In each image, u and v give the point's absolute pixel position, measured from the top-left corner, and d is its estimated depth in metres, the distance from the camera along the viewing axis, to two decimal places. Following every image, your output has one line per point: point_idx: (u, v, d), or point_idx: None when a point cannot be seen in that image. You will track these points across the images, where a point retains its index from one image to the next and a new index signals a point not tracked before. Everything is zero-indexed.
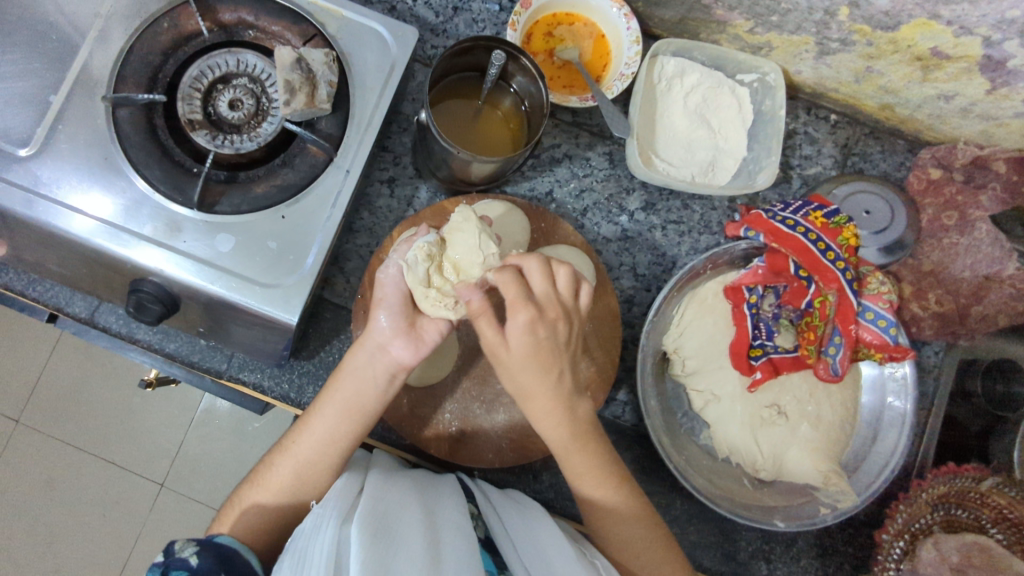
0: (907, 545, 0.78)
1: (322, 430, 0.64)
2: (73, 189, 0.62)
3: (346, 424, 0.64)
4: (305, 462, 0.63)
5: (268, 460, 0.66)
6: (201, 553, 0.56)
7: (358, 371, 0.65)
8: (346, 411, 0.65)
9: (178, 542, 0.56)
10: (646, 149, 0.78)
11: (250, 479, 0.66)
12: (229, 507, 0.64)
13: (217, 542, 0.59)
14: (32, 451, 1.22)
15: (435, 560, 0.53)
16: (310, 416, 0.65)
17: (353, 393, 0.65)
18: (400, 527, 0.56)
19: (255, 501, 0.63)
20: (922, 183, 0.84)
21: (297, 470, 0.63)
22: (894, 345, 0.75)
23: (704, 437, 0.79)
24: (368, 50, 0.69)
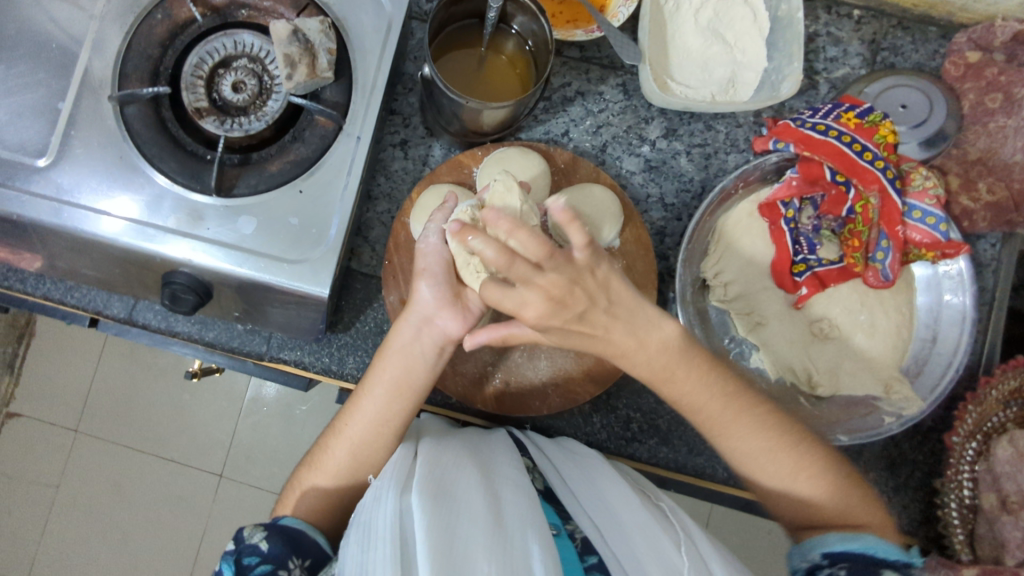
0: (980, 445, 0.77)
1: (372, 410, 0.63)
2: (95, 191, 0.62)
3: (397, 402, 0.64)
4: (360, 442, 0.63)
5: (323, 443, 0.66)
6: (271, 537, 0.57)
7: (404, 344, 0.64)
8: (396, 390, 0.64)
9: (247, 528, 0.58)
10: (662, 75, 0.74)
11: (306, 461, 0.67)
12: (288, 493, 0.65)
13: (283, 525, 0.60)
14: (100, 455, 1.28)
15: (498, 520, 0.54)
16: (360, 398, 0.65)
17: (401, 370, 0.64)
18: (459, 490, 0.56)
19: (313, 482, 0.64)
20: (959, 69, 0.79)
21: (352, 451, 0.63)
22: (946, 241, 0.72)
23: (755, 360, 0.77)
24: (363, 11, 0.67)
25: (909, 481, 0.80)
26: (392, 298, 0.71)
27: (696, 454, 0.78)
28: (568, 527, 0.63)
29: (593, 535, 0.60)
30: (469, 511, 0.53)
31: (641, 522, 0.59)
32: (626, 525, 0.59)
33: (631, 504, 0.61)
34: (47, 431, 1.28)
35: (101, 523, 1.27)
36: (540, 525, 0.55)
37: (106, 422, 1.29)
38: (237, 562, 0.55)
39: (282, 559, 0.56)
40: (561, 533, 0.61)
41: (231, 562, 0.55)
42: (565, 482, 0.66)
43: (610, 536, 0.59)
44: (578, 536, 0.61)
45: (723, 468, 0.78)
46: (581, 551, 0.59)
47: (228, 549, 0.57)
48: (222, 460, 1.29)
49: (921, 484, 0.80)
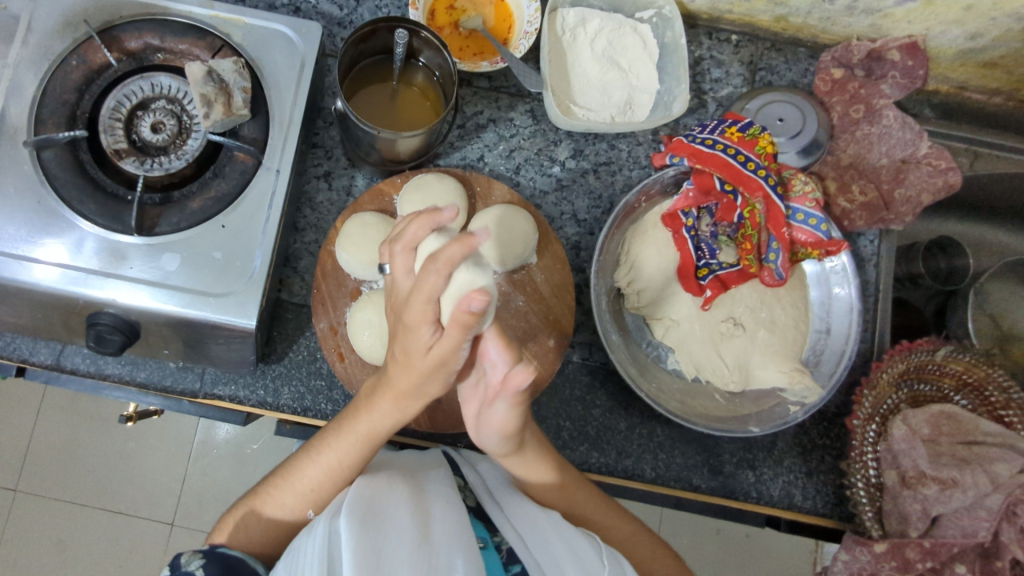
0: (880, 427, 0.83)
1: (333, 458, 0.64)
2: (15, 238, 0.63)
3: (360, 454, 0.64)
4: (312, 492, 0.65)
5: (269, 479, 0.67)
6: (208, 564, 0.60)
7: (375, 411, 0.62)
8: (360, 442, 0.64)
9: (185, 555, 0.60)
10: (565, 99, 0.80)
11: (249, 493, 0.67)
12: (230, 514, 0.66)
13: (222, 554, 0.62)
14: (40, 514, 1.26)
15: (425, 537, 0.56)
16: (317, 451, 0.65)
17: (367, 424, 0.63)
18: (388, 511, 0.58)
19: (254, 514, 0.65)
20: (827, 85, 0.89)
21: (303, 499, 0.65)
22: (828, 240, 0.79)
23: (671, 361, 0.83)
24: (275, 51, 0.70)
25: (819, 466, 0.84)
26: (322, 325, 0.72)
27: (625, 456, 0.81)
28: (494, 539, 0.68)
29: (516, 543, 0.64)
30: (398, 528, 0.56)
31: (561, 530, 0.64)
32: (546, 531, 0.64)
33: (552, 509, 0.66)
34: None
35: None
36: (466, 541, 0.58)
37: (46, 480, 1.26)
38: None
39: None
40: (488, 546, 0.66)
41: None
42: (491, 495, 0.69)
43: (534, 546, 0.63)
44: (504, 546, 0.66)
45: (650, 468, 0.81)
46: (506, 561, 0.65)
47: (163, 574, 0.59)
48: (173, 508, 1.28)
49: (830, 467, 0.84)
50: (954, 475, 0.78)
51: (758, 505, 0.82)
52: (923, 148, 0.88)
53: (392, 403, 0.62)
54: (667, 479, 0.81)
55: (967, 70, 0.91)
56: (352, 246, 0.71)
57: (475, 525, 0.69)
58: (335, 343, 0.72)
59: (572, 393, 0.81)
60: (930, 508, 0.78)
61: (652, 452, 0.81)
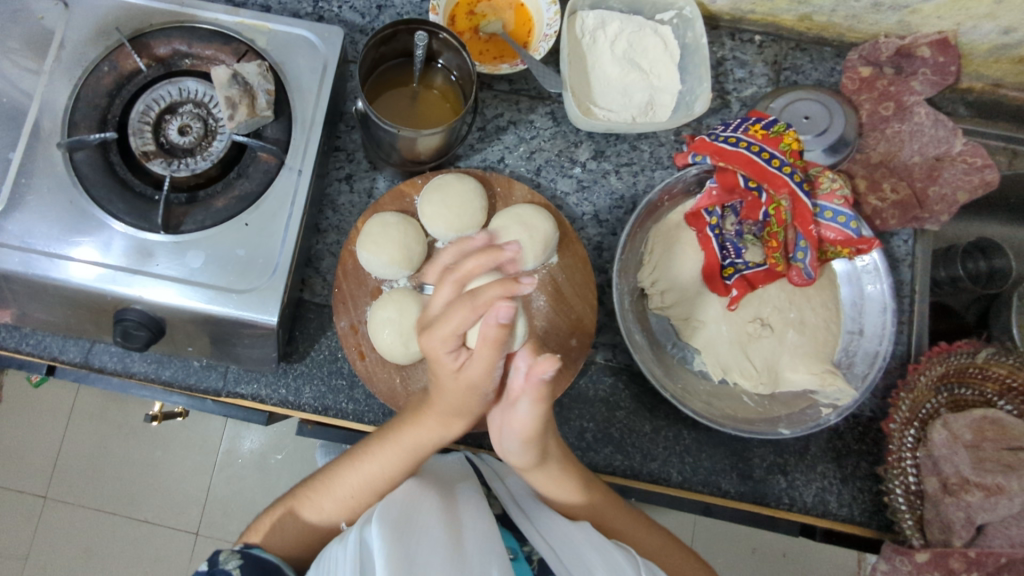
0: (919, 432, 0.79)
1: (376, 468, 0.64)
2: (47, 236, 0.65)
3: (406, 464, 0.64)
4: (349, 496, 0.65)
5: (311, 482, 0.67)
6: (245, 564, 0.60)
7: (419, 434, 0.62)
8: (407, 456, 0.64)
9: (222, 554, 0.60)
10: (585, 101, 0.80)
11: (288, 494, 0.67)
12: (267, 514, 0.66)
13: (256, 555, 0.61)
14: (70, 522, 1.29)
15: (458, 546, 0.54)
16: (366, 454, 0.65)
17: (416, 440, 0.63)
18: (420, 517, 0.56)
19: (296, 511, 0.65)
20: (855, 83, 0.87)
21: (344, 502, 0.64)
22: (858, 238, 0.76)
23: (697, 363, 0.81)
24: (299, 55, 0.72)
25: (855, 472, 0.81)
26: (342, 324, 0.73)
27: (650, 459, 0.79)
28: (525, 549, 0.66)
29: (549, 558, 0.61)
30: (429, 534, 0.53)
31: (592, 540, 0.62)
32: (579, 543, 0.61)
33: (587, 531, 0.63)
34: (15, 500, 1.29)
35: None
36: (502, 556, 0.56)
37: (76, 488, 1.30)
38: None
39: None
40: (519, 557, 0.64)
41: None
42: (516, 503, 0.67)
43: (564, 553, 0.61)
44: (536, 557, 0.65)
45: (676, 472, 0.79)
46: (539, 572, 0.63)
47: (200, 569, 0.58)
48: (199, 517, 1.30)
49: (867, 473, 0.81)
50: (999, 481, 0.75)
51: (791, 513, 0.79)
52: (958, 146, 0.86)
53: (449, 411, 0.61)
54: (694, 484, 0.79)
55: (1002, 66, 0.88)
56: (373, 245, 0.72)
57: (505, 534, 0.68)
58: (355, 342, 0.72)
59: (595, 393, 0.80)
60: (974, 516, 0.75)
61: (679, 456, 0.79)
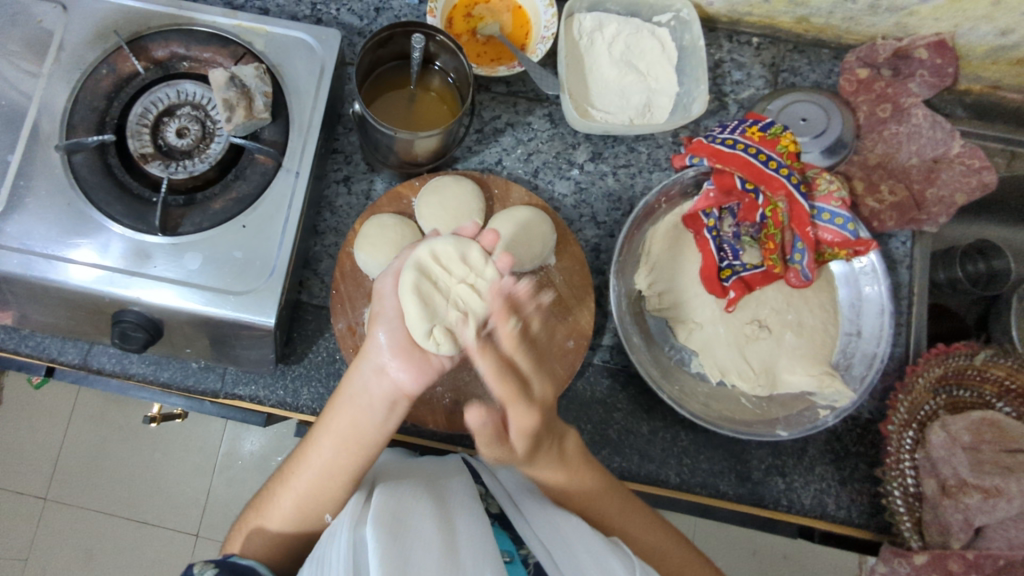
0: (918, 434, 0.78)
1: (319, 463, 0.61)
2: (46, 238, 0.65)
3: (347, 458, 0.62)
4: (305, 493, 0.62)
5: (272, 486, 0.65)
6: (222, 574, 0.55)
7: (349, 415, 0.62)
8: (344, 446, 0.62)
9: (197, 565, 0.55)
10: (582, 103, 0.80)
11: (257, 501, 0.65)
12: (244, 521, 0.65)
13: (232, 563, 0.57)
14: (70, 524, 1.29)
15: (452, 551, 0.53)
16: (307, 449, 0.63)
17: (350, 424, 0.62)
18: (416, 521, 0.56)
19: (261, 517, 0.63)
20: (852, 85, 0.87)
21: (299, 504, 0.61)
22: (856, 239, 0.76)
23: (695, 364, 0.81)
24: (297, 58, 0.72)
25: (854, 473, 0.81)
26: (340, 325, 0.73)
27: (648, 461, 0.79)
28: (522, 552, 0.65)
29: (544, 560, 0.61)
30: (423, 537, 0.54)
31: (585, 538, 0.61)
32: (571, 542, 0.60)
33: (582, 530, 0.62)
34: (15, 502, 1.29)
35: None
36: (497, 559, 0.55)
37: (76, 490, 1.30)
38: None
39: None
40: (513, 560, 0.63)
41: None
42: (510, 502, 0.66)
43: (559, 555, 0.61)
44: (531, 561, 0.64)
45: (674, 474, 0.79)
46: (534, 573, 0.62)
47: None
48: (198, 519, 1.30)
49: (865, 475, 0.81)
50: (997, 483, 0.75)
51: (789, 515, 0.79)
52: (955, 147, 0.86)
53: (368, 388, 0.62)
54: (693, 485, 0.79)
55: (1001, 68, 0.88)
56: (370, 247, 0.72)
57: (500, 537, 0.66)
58: (353, 343, 0.73)
59: (592, 395, 0.80)
60: (972, 518, 0.74)
61: (676, 457, 0.79)
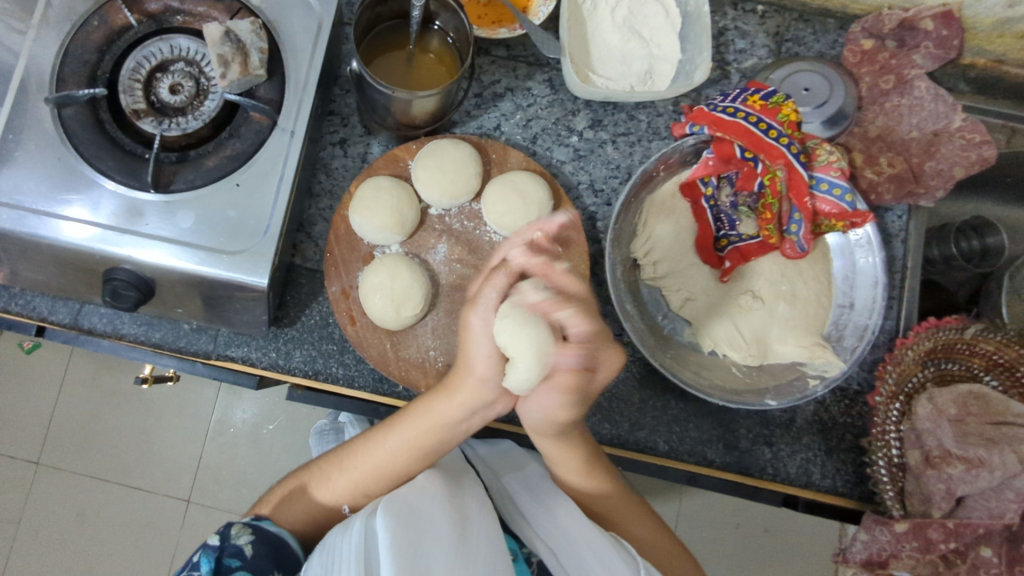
0: (905, 406, 0.79)
1: (392, 453, 0.65)
2: (36, 193, 0.64)
3: (419, 455, 0.66)
4: (366, 476, 0.65)
5: (322, 463, 0.67)
6: (256, 541, 0.60)
7: (443, 412, 0.64)
8: (418, 443, 0.65)
9: (234, 527, 0.61)
10: (583, 68, 0.80)
11: (299, 471, 0.68)
12: (279, 487, 0.67)
13: (263, 526, 0.62)
14: (63, 487, 1.30)
15: (461, 543, 0.54)
16: (384, 437, 0.66)
17: (430, 428, 0.65)
18: (423, 512, 0.56)
19: (307, 488, 0.66)
20: (856, 55, 0.86)
21: (355, 483, 0.65)
22: (853, 211, 0.75)
23: (688, 333, 0.81)
24: (293, 13, 0.71)
25: (840, 444, 0.82)
26: (334, 289, 0.73)
27: (638, 429, 0.80)
28: (524, 550, 0.68)
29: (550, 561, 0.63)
30: (432, 524, 0.54)
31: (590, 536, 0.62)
32: (577, 542, 0.62)
33: (582, 521, 0.64)
34: (6, 466, 1.30)
35: (66, 556, 1.29)
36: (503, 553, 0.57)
37: (68, 454, 1.31)
38: (217, 559, 0.57)
39: (260, 567, 0.59)
40: (518, 558, 0.66)
41: (213, 557, 0.57)
42: (515, 504, 0.69)
43: (564, 553, 0.62)
44: (534, 558, 0.67)
45: (663, 442, 0.80)
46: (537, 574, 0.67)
47: (212, 542, 0.59)
48: (190, 485, 1.31)
49: (851, 446, 0.82)
50: (981, 454, 0.75)
51: (775, 483, 0.80)
52: (957, 121, 0.84)
53: (464, 398, 0.64)
54: (681, 453, 0.80)
55: (1006, 41, 0.87)
56: (366, 210, 0.72)
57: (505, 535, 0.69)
58: (346, 306, 0.73)
59: None
60: (954, 488, 0.76)
61: (666, 425, 0.80)
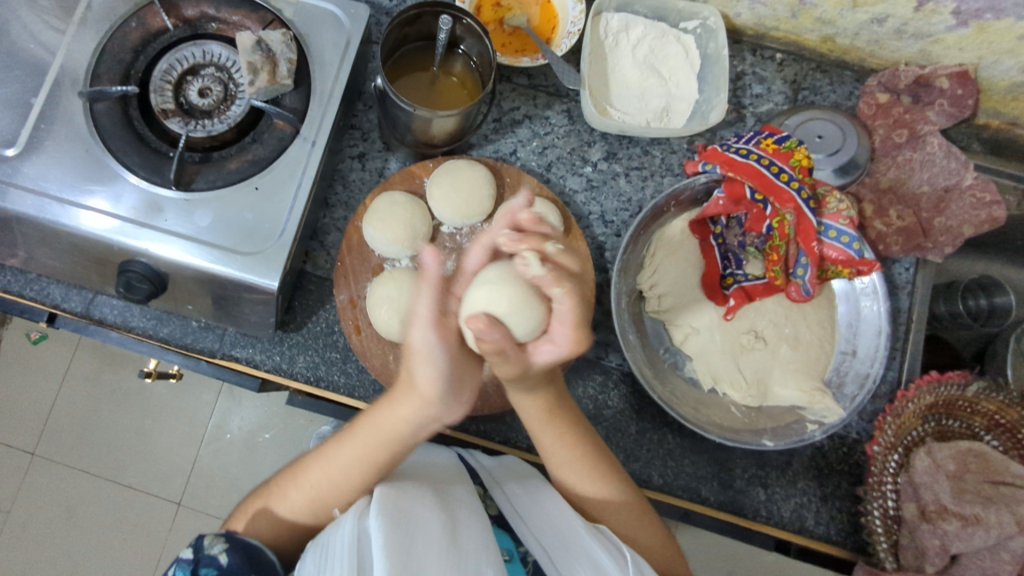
0: (902, 458, 0.79)
1: (336, 465, 0.63)
2: (61, 182, 0.66)
3: (363, 470, 0.63)
4: (318, 491, 0.63)
5: (283, 477, 0.66)
6: (230, 551, 0.60)
7: (383, 423, 0.61)
8: (366, 462, 0.62)
9: (208, 537, 0.61)
10: (602, 101, 0.81)
11: (264, 488, 0.67)
12: (248, 506, 0.66)
13: (240, 539, 0.62)
14: (55, 480, 1.30)
15: (455, 545, 0.55)
16: (332, 448, 0.64)
17: (370, 441, 0.62)
18: (417, 513, 0.56)
19: (269, 506, 0.65)
20: (871, 109, 0.87)
21: (310, 500, 0.64)
22: (859, 259, 0.76)
23: (688, 369, 0.81)
24: (323, 29, 0.73)
25: (835, 491, 0.81)
26: (342, 297, 0.74)
27: (633, 460, 0.79)
28: (521, 550, 0.67)
29: (543, 560, 0.61)
30: (427, 526, 0.55)
31: (586, 543, 0.62)
32: (573, 548, 0.61)
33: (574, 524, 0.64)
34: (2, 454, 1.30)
35: (51, 551, 1.29)
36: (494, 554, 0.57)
37: (64, 447, 1.31)
38: (193, 570, 0.58)
39: None
40: (513, 559, 0.65)
41: (188, 569, 0.57)
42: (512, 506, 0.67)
43: (557, 552, 0.61)
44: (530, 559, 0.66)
45: (657, 475, 0.79)
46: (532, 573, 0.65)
47: (186, 555, 0.59)
48: (182, 487, 1.31)
49: (847, 494, 0.81)
50: (977, 512, 0.75)
51: (767, 526, 0.79)
52: (968, 179, 0.86)
53: (406, 415, 0.60)
54: (674, 488, 0.79)
55: (1021, 105, 0.88)
56: (380, 222, 0.73)
57: (500, 536, 0.68)
58: (353, 315, 0.74)
59: (584, 391, 0.80)
60: (949, 544, 0.75)
61: (662, 459, 0.80)
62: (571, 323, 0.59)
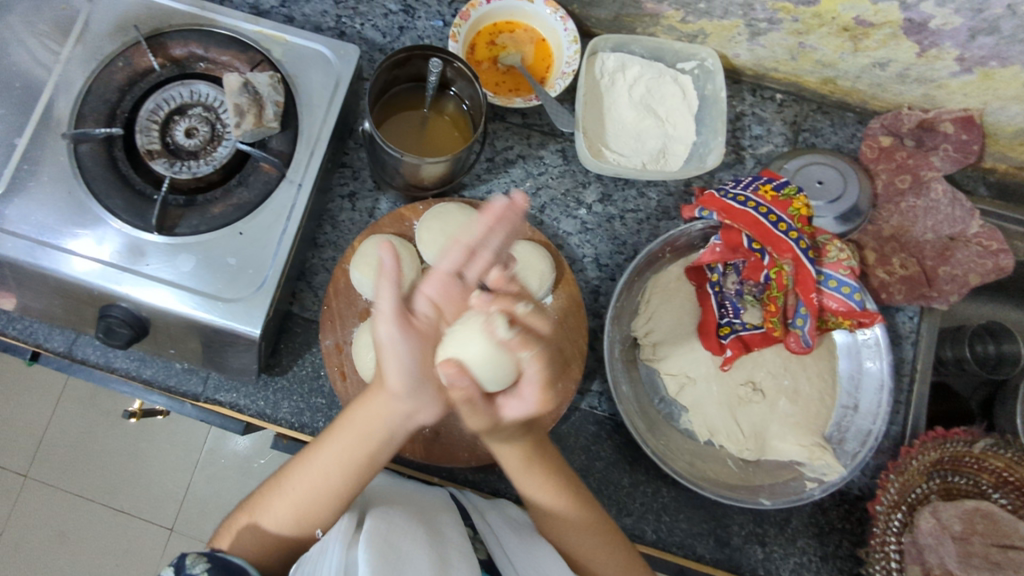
0: (905, 517, 0.75)
1: (323, 467, 0.61)
2: (43, 225, 0.64)
3: (351, 471, 0.62)
4: (303, 499, 0.61)
5: (265, 488, 0.64)
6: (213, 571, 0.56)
7: (367, 419, 0.61)
8: (352, 467, 0.62)
9: (189, 557, 0.56)
10: (597, 142, 0.79)
11: (245, 505, 0.64)
12: (229, 526, 0.63)
13: (223, 559, 0.57)
14: (46, 504, 1.28)
15: None
16: (314, 450, 0.62)
17: (354, 442, 0.61)
18: (404, 546, 0.57)
19: (253, 519, 0.62)
20: (873, 152, 0.85)
21: (295, 509, 0.61)
22: (861, 310, 0.74)
23: (684, 421, 0.79)
24: (312, 70, 0.72)
25: (836, 551, 0.78)
26: (328, 342, 0.73)
27: (625, 514, 0.76)
28: None
29: None
30: (413, 566, 0.55)
31: None
32: None
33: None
34: None
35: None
36: None
37: (57, 471, 1.29)
38: None
39: None
40: None
41: None
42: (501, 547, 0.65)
43: None
44: None
45: (651, 530, 0.76)
46: None
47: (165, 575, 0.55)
48: (174, 514, 1.29)
49: (848, 554, 0.78)
50: None
51: None
52: (974, 228, 0.83)
53: (390, 408, 0.61)
54: (669, 544, 0.76)
55: None
56: (368, 267, 0.72)
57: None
58: (338, 361, 0.72)
59: (576, 441, 0.78)
60: None
61: (656, 513, 0.77)
62: (539, 383, 0.61)
